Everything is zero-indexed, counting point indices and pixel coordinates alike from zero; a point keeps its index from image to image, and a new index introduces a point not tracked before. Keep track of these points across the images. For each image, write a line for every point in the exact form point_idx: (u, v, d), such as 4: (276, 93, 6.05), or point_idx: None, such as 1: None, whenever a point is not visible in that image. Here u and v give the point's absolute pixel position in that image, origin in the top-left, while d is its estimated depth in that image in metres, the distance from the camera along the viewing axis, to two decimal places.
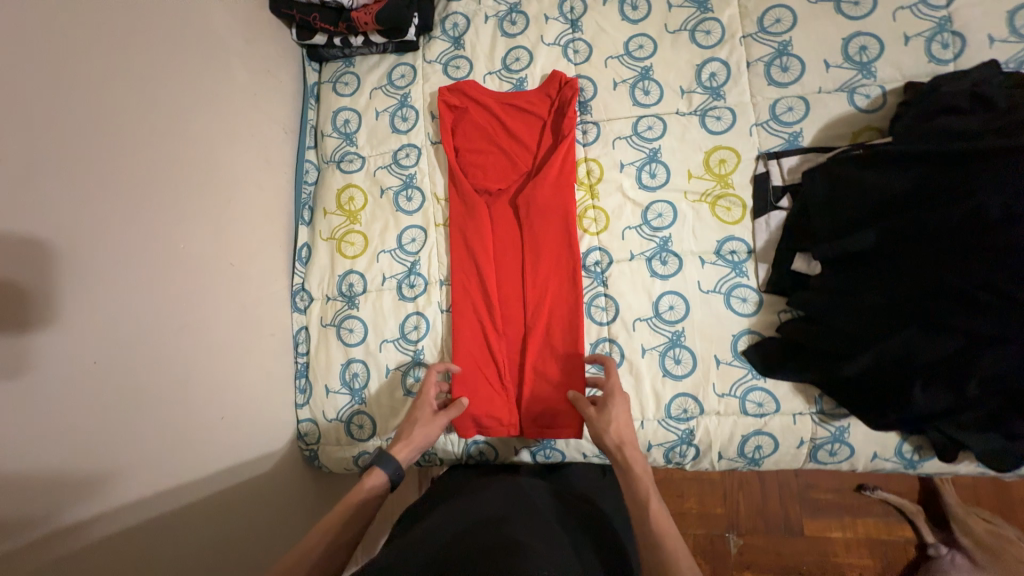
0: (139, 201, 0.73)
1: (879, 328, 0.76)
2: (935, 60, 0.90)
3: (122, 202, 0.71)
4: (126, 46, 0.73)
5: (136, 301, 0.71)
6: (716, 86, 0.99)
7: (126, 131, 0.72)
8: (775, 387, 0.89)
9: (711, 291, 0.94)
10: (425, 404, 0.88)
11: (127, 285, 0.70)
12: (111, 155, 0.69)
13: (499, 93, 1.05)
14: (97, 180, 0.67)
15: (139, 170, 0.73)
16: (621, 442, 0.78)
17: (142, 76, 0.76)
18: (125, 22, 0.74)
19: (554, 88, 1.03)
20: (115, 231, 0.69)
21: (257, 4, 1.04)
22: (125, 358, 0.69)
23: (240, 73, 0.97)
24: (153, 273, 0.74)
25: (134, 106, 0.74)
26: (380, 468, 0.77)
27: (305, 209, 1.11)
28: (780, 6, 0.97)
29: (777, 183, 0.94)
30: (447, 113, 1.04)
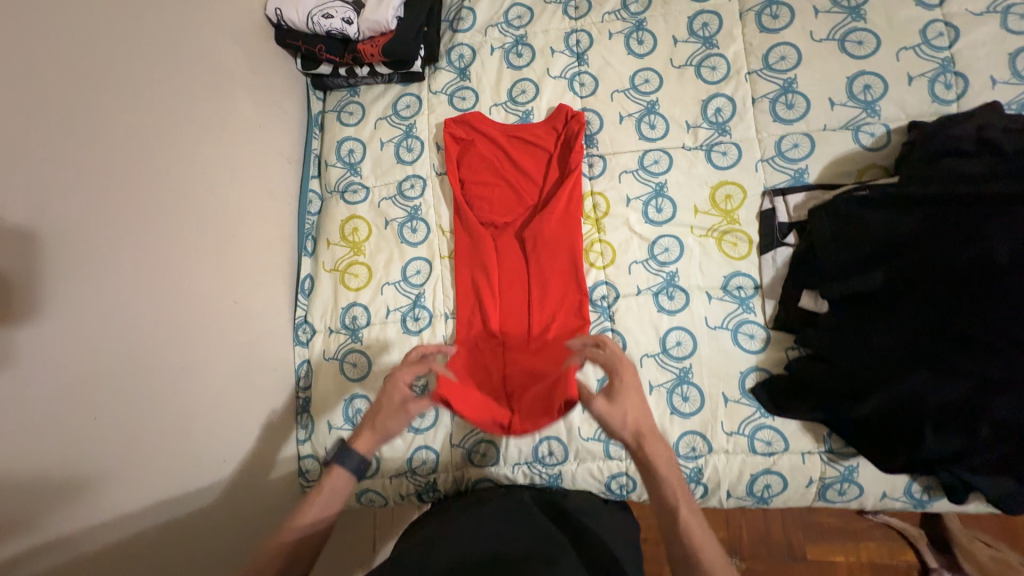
0: (143, 242, 0.72)
1: (889, 370, 0.76)
2: (938, 100, 0.91)
3: (125, 245, 0.70)
4: (133, 86, 0.73)
5: (136, 345, 0.70)
6: (721, 122, 0.99)
7: (131, 172, 0.71)
8: (783, 425, 0.89)
9: (718, 327, 0.94)
10: (391, 399, 0.76)
11: (127, 328, 0.69)
12: (115, 197, 0.69)
13: (504, 125, 1.05)
14: (99, 224, 0.66)
15: (144, 210, 0.73)
16: (640, 435, 0.69)
17: (149, 115, 0.75)
18: (132, 62, 0.73)
19: (559, 121, 1.03)
20: (117, 274, 0.68)
21: (263, 34, 1.03)
22: (124, 402, 0.68)
23: (246, 106, 0.96)
24: (154, 315, 0.73)
25: (140, 146, 0.73)
26: (341, 466, 0.73)
27: (308, 239, 1.10)
28: (784, 44, 0.98)
29: (783, 220, 0.94)
30: (452, 145, 1.04)
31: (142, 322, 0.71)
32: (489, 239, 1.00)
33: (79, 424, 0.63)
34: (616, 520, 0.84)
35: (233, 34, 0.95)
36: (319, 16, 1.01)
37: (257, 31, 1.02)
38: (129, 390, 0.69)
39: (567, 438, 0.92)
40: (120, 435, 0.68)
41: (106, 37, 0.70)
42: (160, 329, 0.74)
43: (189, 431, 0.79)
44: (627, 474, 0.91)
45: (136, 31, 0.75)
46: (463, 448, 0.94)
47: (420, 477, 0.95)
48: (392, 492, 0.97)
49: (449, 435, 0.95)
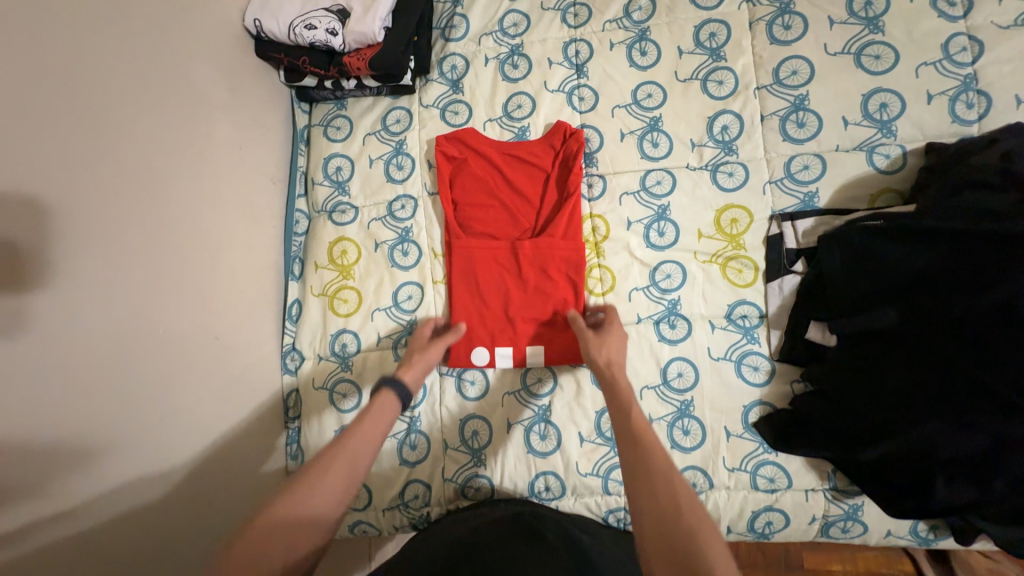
0: (110, 290, 0.69)
1: (903, 417, 0.73)
2: (958, 120, 0.86)
3: (91, 295, 0.66)
4: (95, 123, 0.68)
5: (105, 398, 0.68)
6: (728, 140, 0.94)
7: (96, 217, 0.68)
8: (787, 461, 0.86)
9: (721, 358, 0.90)
10: (421, 339, 0.90)
11: (94, 383, 0.66)
12: (79, 246, 0.65)
13: (500, 143, 1.00)
14: (63, 278, 0.63)
15: (111, 256, 0.69)
16: (610, 360, 0.78)
17: (114, 151, 0.70)
18: (94, 95, 0.68)
19: (558, 138, 0.98)
20: (83, 327, 0.65)
21: (242, 47, 0.97)
22: (89, 461, 0.66)
23: (224, 128, 0.91)
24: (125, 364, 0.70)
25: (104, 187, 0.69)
26: (392, 390, 0.75)
27: (295, 261, 1.06)
28: (796, 57, 0.92)
29: (791, 246, 0.90)
30: (444, 165, 0.99)
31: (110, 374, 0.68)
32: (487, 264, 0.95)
33: (42, 491, 0.60)
34: (621, 558, 0.77)
35: (207, 50, 0.89)
36: (301, 27, 0.95)
37: (235, 46, 0.96)
38: (94, 447, 0.66)
39: (563, 473, 0.89)
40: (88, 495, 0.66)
41: (63, 72, 0.65)
42: (131, 378, 0.71)
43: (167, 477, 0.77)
44: (626, 509, 0.89)
45: (97, 61, 0.69)
46: (456, 483, 0.92)
47: (414, 510, 0.93)
48: (385, 524, 0.94)
49: (441, 468, 0.92)
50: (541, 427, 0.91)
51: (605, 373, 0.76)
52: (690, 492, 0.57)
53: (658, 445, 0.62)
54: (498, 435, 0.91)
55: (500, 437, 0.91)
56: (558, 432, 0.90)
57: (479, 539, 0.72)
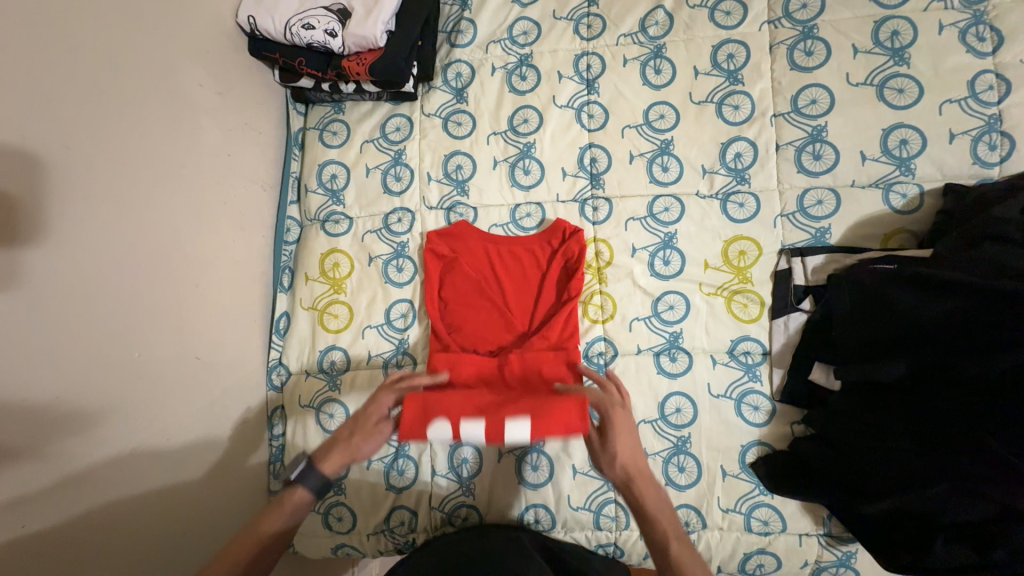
0: (89, 316, 0.65)
1: (906, 475, 0.71)
2: (980, 161, 0.83)
3: (66, 323, 0.62)
4: (71, 136, 0.63)
5: (78, 432, 0.64)
6: (741, 169, 0.90)
7: (71, 239, 0.63)
8: (782, 504, 0.84)
9: (721, 396, 0.88)
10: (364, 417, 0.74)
11: (65, 417, 0.62)
12: (53, 272, 0.61)
13: (497, 237, 0.94)
14: (39, 307, 0.59)
15: (87, 280, 0.65)
16: (630, 476, 0.70)
17: (93, 167, 0.66)
18: (69, 105, 0.63)
19: (560, 235, 0.93)
20: (55, 358, 0.61)
21: (234, 45, 0.91)
22: (65, 502, 0.62)
23: (213, 133, 0.86)
24: (98, 393, 0.66)
25: (78, 205, 0.64)
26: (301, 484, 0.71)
27: (285, 272, 1.01)
28: (817, 85, 0.88)
29: (799, 283, 0.87)
30: (437, 261, 0.94)
31: (84, 406, 0.64)
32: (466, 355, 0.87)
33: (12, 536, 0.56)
34: None
35: (196, 50, 0.83)
36: (298, 26, 0.90)
37: (227, 43, 0.90)
38: (66, 482, 0.62)
39: (554, 506, 0.87)
40: (65, 539, 0.62)
41: (35, 80, 0.60)
42: (105, 406, 0.67)
43: (151, 509, 0.73)
44: (616, 544, 0.86)
45: (72, 67, 0.64)
46: (442, 512, 0.89)
47: (399, 536, 0.90)
48: (369, 549, 0.91)
49: (428, 495, 0.89)
50: (533, 457, 0.88)
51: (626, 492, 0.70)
52: None
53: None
54: (488, 464, 0.89)
55: (490, 466, 0.89)
56: (551, 463, 0.88)
57: (472, 564, 0.69)
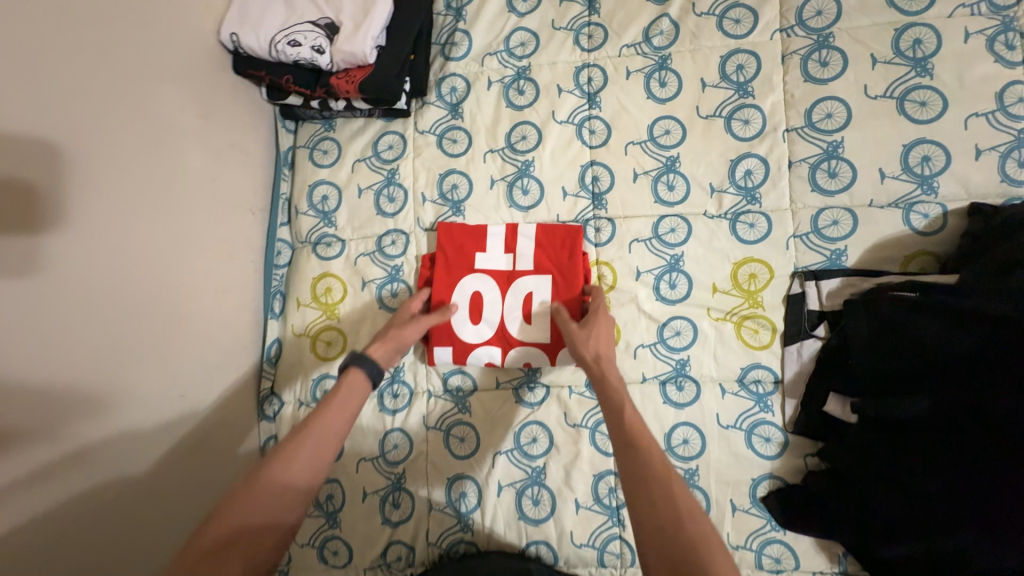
0: (54, 359, 0.64)
1: (930, 518, 0.67)
2: (1009, 179, 0.77)
3: (33, 369, 0.61)
4: (39, 176, 0.61)
5: (44, 478, 0.63)
6: (751, 187, 0.86)
7: (36, 285, 0.61)
8: (795, 540, 0.80)
9: (731, 426, 0.84)
10: (404, 313, 0.84)
11: (30, 463, 0.61)
12: (20, 317, 0.60)
13: (507, 245, 0.90)
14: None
15: (53, 324, 0.63)
16: (599, 355, 0.71)
17: (63, 206, 0.64)
18: (36, 142, 0.61)
19: (568, 242, 0.88)
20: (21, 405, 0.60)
21: (217, 65, 0.88)
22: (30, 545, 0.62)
23: (195, 159, 0.83)
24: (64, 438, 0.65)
25: (43, 246, 0.62)
26: (359, 368, 0.72)
27: (276, 298, 0.97)
28: (832, 98, 0.83)
29: (813, 308, 0.83)
30: (444, 261, 0.89)
31: (47, 452, 0.63)
32: (477, 312, 0.88)
33: None
34: None
35: (175, 73, 0.80)
36: (284, 43, 0.86)
37: (210, 63, 0.87)
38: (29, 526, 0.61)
39: (556, 543, 0.83)
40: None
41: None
42: (73, 449, 0.66)
43: (122, 554, 0.72)
44: None
45: (37, 103, 0.62)
46: (440, 547, 0.86)
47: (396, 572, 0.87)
48: None
49: (425, 530, 0.86)
50: (534, 491, 0.85)
51: (595, 369, 0.69)
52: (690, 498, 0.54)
53: (659, 453, 0.57)
54: (487, 498, 0.85)
55: (489, 500, 0.85)
56: (552, 497, 0.84)
57: None
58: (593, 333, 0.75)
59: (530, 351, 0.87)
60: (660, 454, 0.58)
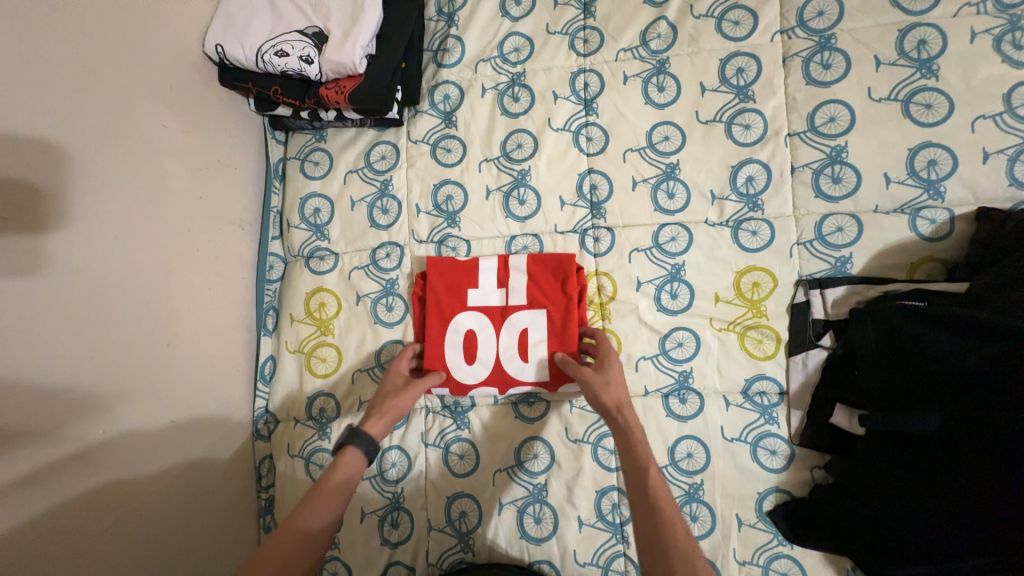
0: (42, 388, 0.61)
1: (934, 537, 0.66)
2: (1017, 183, 0.75)
3: (15, 408, 0.58)
4: (21, 197, 0.59)
5: (35, 517, 0.60)
6: (753, 194, 0.84)
7: (19, 313, 0.59)
8: (802, 555, 0.79)
9: (736, 439, 0.82)
10: (395, 377, 0.81)
11: (14, 511, 0.58)
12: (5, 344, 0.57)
13: (499, 280, 0.87)
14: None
15: (32, 360, 0.60)
16: (621, 402, 0.68)
17: (44, 233, 0.62)
18: (14, 169, 0.58)
19: (562, 272, 0.85)
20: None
21: (203, 77, 0.86)
22: None
23: (182, 175, 0.81)
24: (49, 480, 0.62)
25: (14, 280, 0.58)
26: (357, 446, 0.70)
27: (269, 313, 0.95)
28: (835, 101, 0.81)
29: (818, 317, 0.81)
30: (434, 300, 0.86)
31: (31, 499, 0.60)
32: (472, 351, 0.85)
33: None
34: None
35: (159, 88, 0.78)
36: (271, 54, 0.83)
37: (195, 76, 0.84)
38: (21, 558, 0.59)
39: (559, 561, 0.82)
40: None
41: None
42: (58, 493, 0.63)
43: None
44: None
45: (11, 126, 0.59)
46: (441, 568, 0.84)
47: None
48: None
49: (425, 551, 0.85)
50: (535, 508, 0.83)
51: (618, 420, 0.67)
52: None
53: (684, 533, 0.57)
54: (488, 516, 0.84)
55: (489, 519, 0.83)
56: (554, 515, 0.83)
57: None
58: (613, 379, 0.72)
59: (530, 388, 0.85)
60: (680, 521, 0.58)
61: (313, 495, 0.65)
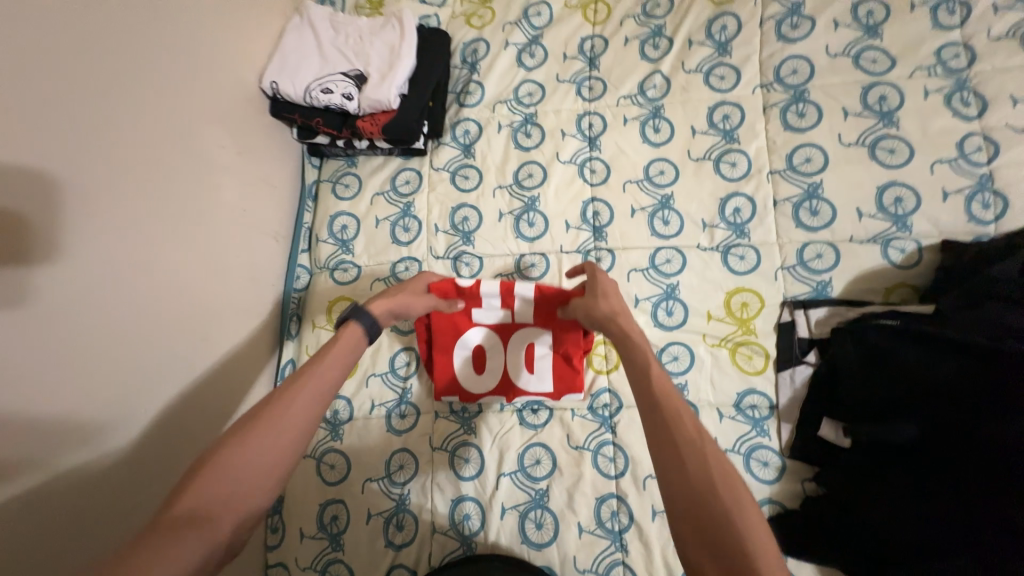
0: (94, 369, 0.67)
1: (924, 545, 0.68)
2: (975, 219, 0.84)
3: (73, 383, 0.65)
4: (102, 200, 0.68)
5: (73, 488, 0.65)
6: (740, 223, 0.93)
7: (88, 300, 0.67)
8: (797, 568, 0.81)
9: (729, 450, 0.86)
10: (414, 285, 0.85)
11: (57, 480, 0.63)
12: (70, 327, 0.64)
13: (504, 301, 0.88)
14: (29, 366, 0.60)
15: (92, 342, 0.67)
16: (615, 312, 0.74)
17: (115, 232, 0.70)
18: (101, 177, 0.68)
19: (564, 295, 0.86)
20: (47, 422, 0.62)
21: (256, 108, 0.98)
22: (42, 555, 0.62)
23: (230, 190, 0.91)
24: (90, 455, 0.67)
25: (80, 268, 0.66)
26: (356, 321, 0.73)
27: (292, 320, 1.02)
28: (810, 145, 0.92)
29: (803, 336, 0.88)
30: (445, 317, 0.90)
31: (72, 471, 0.65)
32: (480, 362, 0.92)
33: None
34: None
35: (220, 115, 0.90)
36: (317, 90, 0.96)
37: (250, 107, 0.96)
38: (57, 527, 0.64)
39: (559, 568, 0.83)
40: None
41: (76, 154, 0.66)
42: (94, 469, 0.67)
43: None
44: None
45: (103, 142, 0.69)
46: None
47: None
48: None
49: (428, 553, 0.87)
50: (537, 514, 0.86)
51: (612, 325, 0.72)
52: (722, 460, 0.54)
53: (687, 414, 0.57)
54: (491, 519, 0.86)
55: (492, 523, 0.86)
56: (555, 521, 0.85)
57: None
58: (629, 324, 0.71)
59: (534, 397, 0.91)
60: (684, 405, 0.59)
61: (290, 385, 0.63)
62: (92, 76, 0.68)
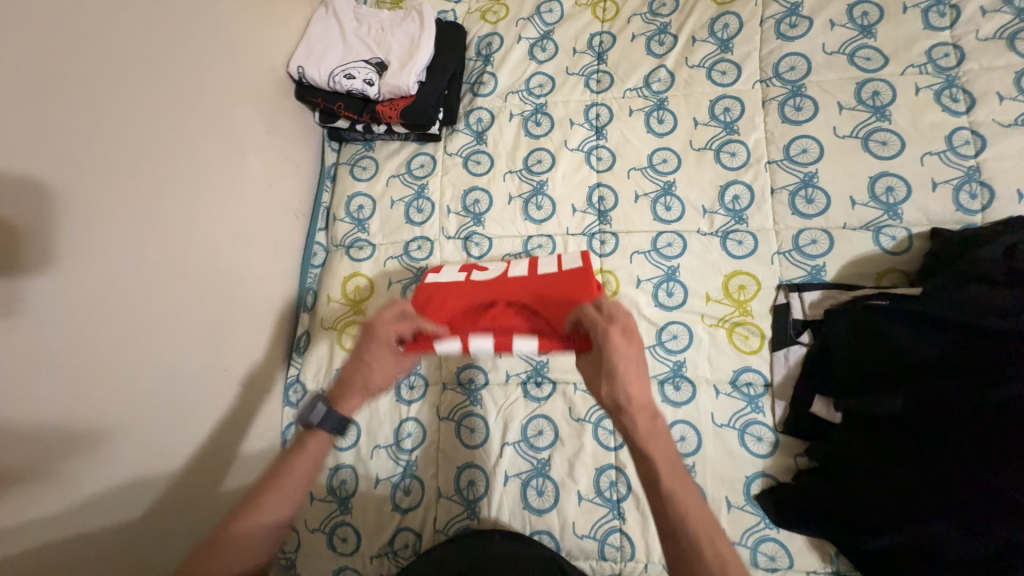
0: (130, 320, 0.72)
1: (903, 508, 0.72)
2: (963, 208, 0.88)
3: (110, 330, 0.70)
4: (144, 163, 0.74)
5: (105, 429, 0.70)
6: (738, 210, 0.97)
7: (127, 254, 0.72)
8: (788, 538, 0.84)
9: (724, 425, 0.90)
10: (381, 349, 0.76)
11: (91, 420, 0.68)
12: (110, 277, 0.69)
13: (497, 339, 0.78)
14: (72, 310, 0.65)
15: (130, 294, 0.72)
16: (620, 407, 0.66)
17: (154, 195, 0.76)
18: (143, 141, 0.74)
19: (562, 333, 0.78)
20: (85, 364, 0.67)
21: (283, 91, 1.04)
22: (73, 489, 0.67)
23: (256, 165, 0.96)
24: (124, 400, 0.72)
25: (121, 226, 0.71)
26: (321, 429, 0.74)
27: (308, 294, 1.07)
28: (807, 137, 0.97)
29: (797, 317, 0.91)
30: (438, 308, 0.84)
31: (106, 413, 0.70)
32: None
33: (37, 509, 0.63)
34: None
35: (250, 95, 0.95)
36: (341, 76, 1.02)
37: (277, 90, 1.02)
38: (89, 463, 0.68)
39: (558, 533, 0.87)
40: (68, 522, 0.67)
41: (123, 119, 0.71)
42: (125, 414, 0.72)
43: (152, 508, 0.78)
44: None
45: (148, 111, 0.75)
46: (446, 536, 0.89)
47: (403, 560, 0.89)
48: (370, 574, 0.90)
49: (433, 517, 0.90)
50: (538, 481, 0.89)
51: (620, 419, 0.66)
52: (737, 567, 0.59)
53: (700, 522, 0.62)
54: (493, 486, 0.90)
55: (494, 489, 0.90)
56: (556, 488, 0.89)
57: None
58: (635, 422, 0.65)
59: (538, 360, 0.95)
60: (694, 508, 0.62)
61: (277, 482, 0.70)
62: (139, 49, 0.74)
